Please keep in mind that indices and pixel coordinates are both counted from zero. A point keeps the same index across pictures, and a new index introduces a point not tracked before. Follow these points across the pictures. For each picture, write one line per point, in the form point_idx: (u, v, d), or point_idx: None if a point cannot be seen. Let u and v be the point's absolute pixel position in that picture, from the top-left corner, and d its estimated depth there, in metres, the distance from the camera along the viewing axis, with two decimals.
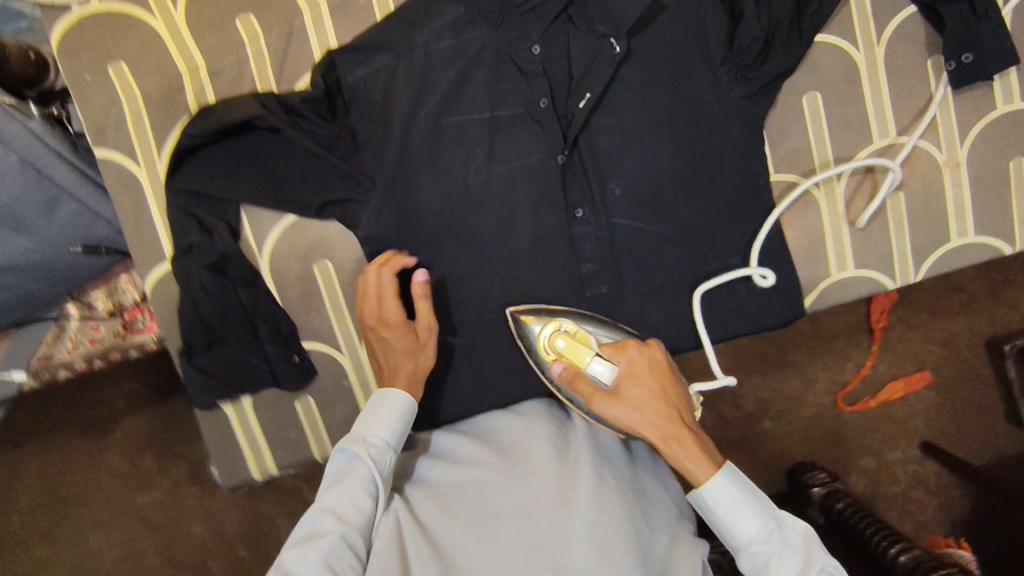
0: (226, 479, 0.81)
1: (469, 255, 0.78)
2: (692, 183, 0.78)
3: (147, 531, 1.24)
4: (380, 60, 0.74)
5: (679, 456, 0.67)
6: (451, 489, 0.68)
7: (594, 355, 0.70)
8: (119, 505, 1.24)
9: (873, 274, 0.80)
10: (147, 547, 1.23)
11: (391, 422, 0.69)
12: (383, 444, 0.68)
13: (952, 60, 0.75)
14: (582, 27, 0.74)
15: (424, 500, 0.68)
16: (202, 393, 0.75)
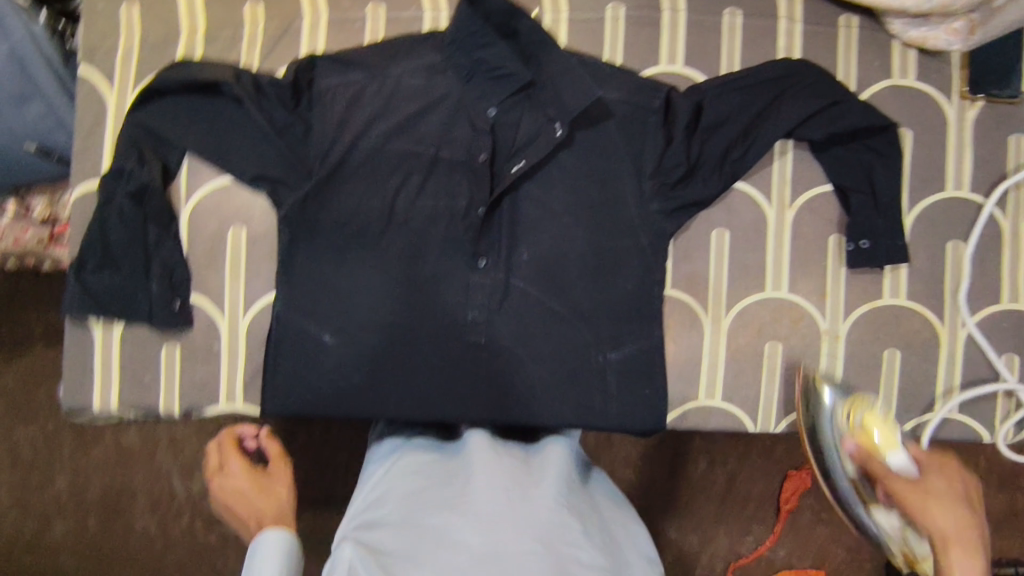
0: (68, 402, 0.81)
1: (375, 268, 0.83)
2: (593, 271, 0.83)
3: (14, 468, 1.49)
4: (353, 75, 0.82)
5: (951, 558, 0.58)
6: (396, 523, 0.69)
7: (903, 449, 0.69)
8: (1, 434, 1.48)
9: (734, 411, 0.84)
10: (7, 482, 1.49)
11: (270, 562, 0.75)
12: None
13: (850, 242, 0.82)
14: (536, 107, 0.82)
15: (372, 532, 0.69)
16: (77, 306, 0.77)
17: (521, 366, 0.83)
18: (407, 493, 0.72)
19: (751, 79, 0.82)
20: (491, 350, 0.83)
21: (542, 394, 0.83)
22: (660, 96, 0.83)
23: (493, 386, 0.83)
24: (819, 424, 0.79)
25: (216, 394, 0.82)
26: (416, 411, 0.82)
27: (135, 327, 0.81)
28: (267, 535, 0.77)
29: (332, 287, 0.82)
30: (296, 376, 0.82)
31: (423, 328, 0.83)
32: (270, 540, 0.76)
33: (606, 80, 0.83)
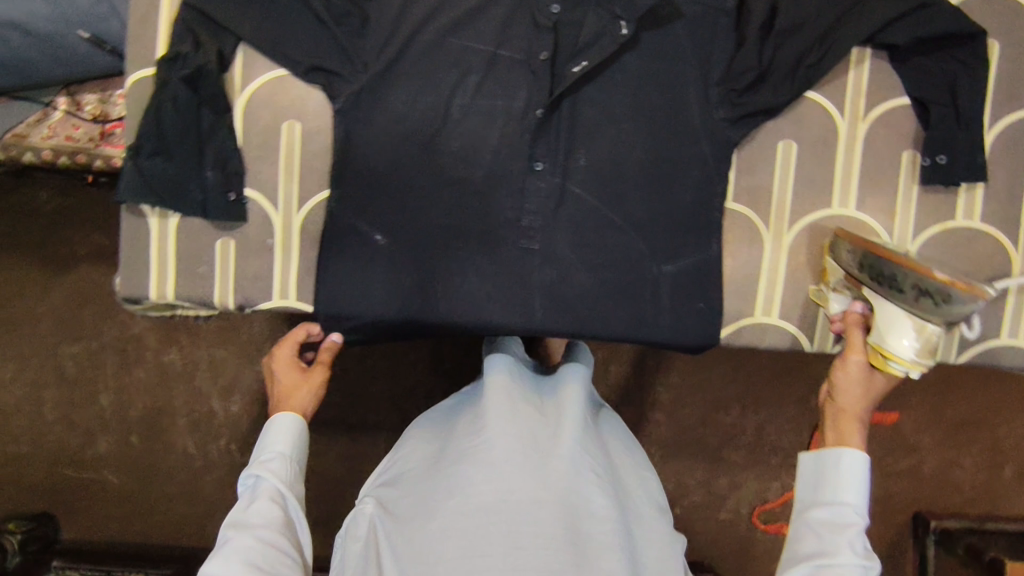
0: (124, 291, 0.81)
1: (427, 168, 0.81)
2: (654, 179, 0.80)
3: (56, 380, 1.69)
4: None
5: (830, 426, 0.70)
6: (410, 485, 0.76)
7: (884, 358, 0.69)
8: (48, 348, 1.68)
9: (790, 329, 0.81)
10: (52, 393, 1.69)
11: (281, 437, 0.80)
12: (281, 450, 0.79)
13: (926, 157, 0.78)
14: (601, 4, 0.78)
15: (390, 496, 0.77)
16: (133, 193, 0.77)
17: (574, 274, 0.81)
18: (424, 460, 0.78)
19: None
20: (543, 255, 0.81)
21: (593, 303, 0.81)
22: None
23: (545, 293, 0.81)
24: (885, 271, 0.67)
25: (268, 289, 0.82)
26: (465, 315, 0.81)
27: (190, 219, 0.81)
28: (286, 419, 0.81)
29: (382, 186, 0.81)
30: (348, 276, 0.81)
31: (476, 231, 0.81)
32: (286, 422, 0.81)
33: None
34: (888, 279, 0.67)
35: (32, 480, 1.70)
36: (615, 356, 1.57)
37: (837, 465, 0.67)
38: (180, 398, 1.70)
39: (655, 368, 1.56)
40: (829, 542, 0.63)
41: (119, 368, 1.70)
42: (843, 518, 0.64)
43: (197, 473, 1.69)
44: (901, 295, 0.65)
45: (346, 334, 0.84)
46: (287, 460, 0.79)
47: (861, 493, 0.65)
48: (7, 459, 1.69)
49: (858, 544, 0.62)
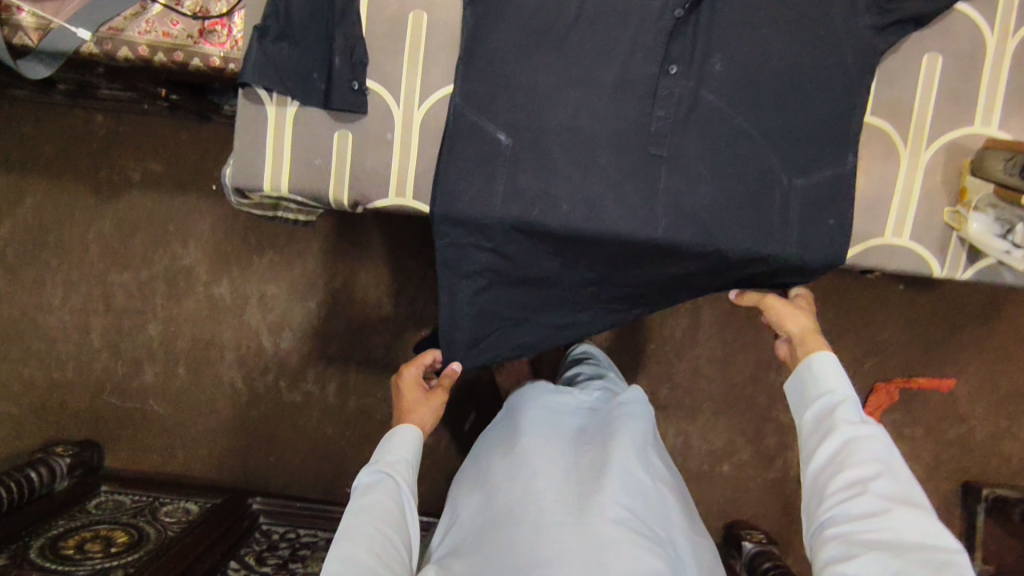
0: (238, 180, 0.79)
1: (556, 67, 0.77)
2: (794, 88, 0.77)
3: (104, 309, 1.67)
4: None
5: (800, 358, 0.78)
6: (472, 524, 0.81)
7: None
8: (96, 276, 1.66)
9: (922, 252, 0.79)
10: (99, 322, 1.67)
11: (397, 447, 0.92)
12: (403, 456, 0.91)
13: None
14: None
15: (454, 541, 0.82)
16: (257, 74, 0.73)
17: (702, 183, 0.78)
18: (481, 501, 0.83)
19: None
20: (672, 164, 0.78)
21: (718, 215, 0.78)
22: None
23: (672, 203, 0.78)
24: None
25: (385, 185, 0.79)
26: (586, 221, 0.78)
27: (310, 109, 0.78)
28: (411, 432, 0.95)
29: (508, 82, 0.77)
30: (468, 176, 0.78)
31: (603, 136, 0.78)
32: (408, 435, 0.94)
33: None
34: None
35: (78, 407, 1.68)
36: (675, 307, 1.54)
37: (812, 372, 0.75)
38: (226, 334, 1.67)
39: (715, 321, 1.54)
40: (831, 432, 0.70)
41: (168, 299, 1.67)
42: (828, 410, 0.72)
43: (244, 408, 1.68)
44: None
45: (459, 240, 0.80)
46: (410, 468, 0.91)
47: (842, 378, 0.74)
48: (53, 385, 1.68)
49: (853, 415, 0.70)
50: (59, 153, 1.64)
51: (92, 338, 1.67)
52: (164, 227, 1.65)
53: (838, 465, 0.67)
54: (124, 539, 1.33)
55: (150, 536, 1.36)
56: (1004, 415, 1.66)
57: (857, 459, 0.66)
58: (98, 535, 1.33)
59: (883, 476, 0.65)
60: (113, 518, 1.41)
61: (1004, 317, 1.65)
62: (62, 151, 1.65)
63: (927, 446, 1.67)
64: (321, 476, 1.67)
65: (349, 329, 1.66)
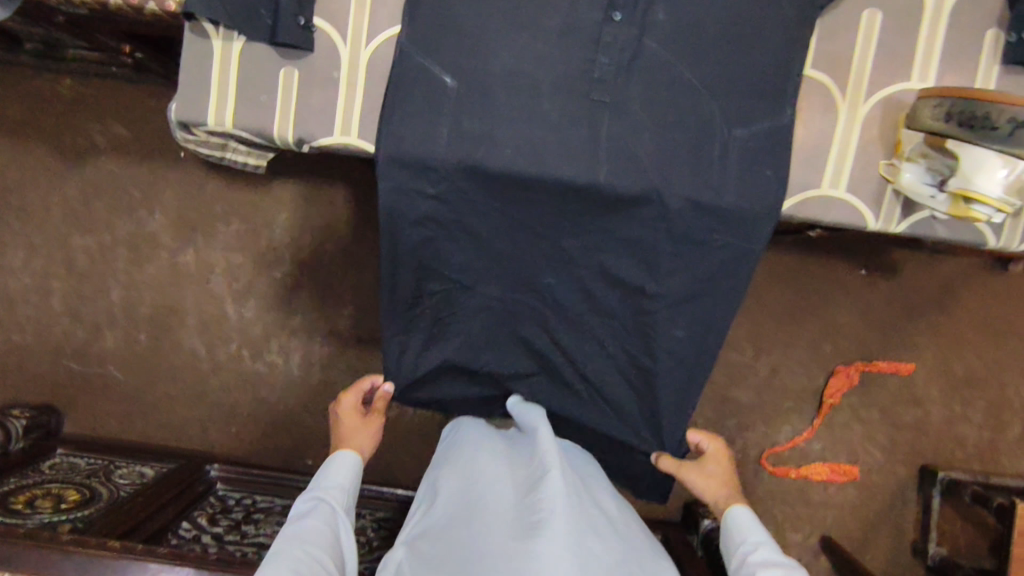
0: (183, 114, 0.79)
1: (502, 11, 0.78)
2: (737, 40, 0.78)
3: (66, 274, 1.65)
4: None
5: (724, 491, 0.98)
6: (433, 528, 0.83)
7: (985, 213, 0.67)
8: (59, 241, 1.65)
9: (857, 205, 0.80)
10: (60, 287, 1.65)
11: (337, 473, 0.95)
12: (337, 481, 0.94)
13: (1011, 34, 0.77)
14: None
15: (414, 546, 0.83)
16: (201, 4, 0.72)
17: (643, 130, 0.79)
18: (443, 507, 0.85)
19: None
20: (614, 110, 0.79)
21: (659, 162, 0.79)
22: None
23: (615, 150, 0.79)
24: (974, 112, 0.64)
25: (331, 124, 0.80)
26: (529, 166, 0.79)
27: (257, 45, 0.78)
28: (347, 458, 0.98)
29: (453, 23, 0.78)
30: (412, 116, 0.78)
31: (548, 82, 0.79)
32: (347, 462, 0.98)
33: None
34: (972, 120, 0.64)
35: (38, 372, 1.67)
36: None
37: (735, 524, 0.93)
38: (188, 302, 1.66)
39: None
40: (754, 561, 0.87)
41: (131, 265, 1.65)
42: (752, 551, 0.88)
43: (205, 376, 1.66)
44: (990, 135, 0.63)
45: (403, 183, 0.80)
46: (345, 492, 0.94)
47: (760, 531, 0.91)
48: (13, 350, 1.66)
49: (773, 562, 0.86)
50: (23, 114, 1.62)
51: (53, 303, 1.65)
52: (128, 192, 1.64)
53: None
54: (74, 497, 1.31)
55: (102, 496, 1.34)
56: (958, 400, 1.68)
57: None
58: (49, 493, 1.32)
59: None
60: (65, 478, 1.39)
61: (960, 303, 1.68)
62: (26, 113, 1.63)
63: (883, 429, 1.69)
64: (280, 445, 1.66)
65: (313, 300, 1.65)
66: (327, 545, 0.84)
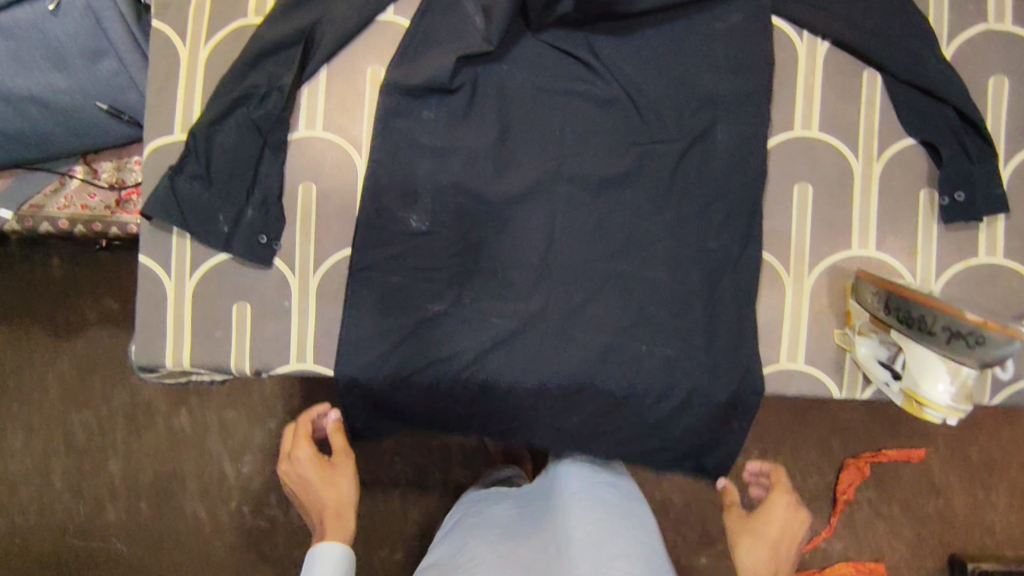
0: (140, 358, 0.81)
1: (443, 225, 0.80)
2: (678, 230, 0.79)
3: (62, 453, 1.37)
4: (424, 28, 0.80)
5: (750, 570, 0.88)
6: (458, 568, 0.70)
7: (942, 420, 0.67)
8: (52, 417, 1.38)
9: (820, 375, 0.80)
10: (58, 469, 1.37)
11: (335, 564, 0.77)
12: None
13: (945, 195, 0.78)
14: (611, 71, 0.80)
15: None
16: (160, 208, 0.78)
17: (598, 320, 0.79)
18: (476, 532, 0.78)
19: (842, 13, 0.78)
20: (594, 294, 0.80)
21: (613, 351, 0.79)
22: (753, 41, 0.79)
23: (585, 278, 0.80)
24: (913, 316, 0.66)
25: (286, 352, 0.81)
26: (562, 326, 0.79)
27: (219, 259, 0.81)
28: None
29: (399, 244, 0.80)
30: (422, 355, 0.80)
31: (507, 265, 0.80)
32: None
33: (700, 40, 0.80)
34: (914, 322, 0.66)
35: None
36: None
37: None
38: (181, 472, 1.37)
39: None
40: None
41: (93, 433, 1.37)
42: None
43: (206, 538, 1.35)
44: (932, 339, 0.65)
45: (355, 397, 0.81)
46: None
47: None
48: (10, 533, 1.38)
49: None
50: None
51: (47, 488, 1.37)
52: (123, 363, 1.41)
53: None
54: None
55: None
56: None
57: None
58: None
59: None
60: None
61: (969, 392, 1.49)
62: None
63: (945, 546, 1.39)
64: None
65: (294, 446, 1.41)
66: None
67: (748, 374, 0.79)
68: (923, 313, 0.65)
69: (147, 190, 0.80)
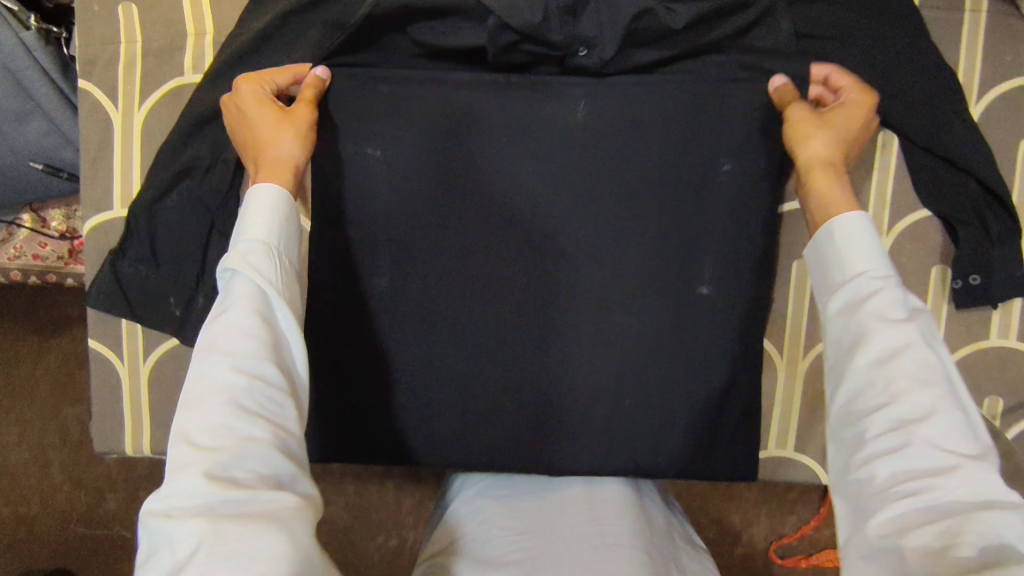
0: (100, 444, 0.78)
1: (406, 310, 0.72)
2: (667, 319, 0.71)
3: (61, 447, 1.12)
4: (380, 91, 0.69)
5: None
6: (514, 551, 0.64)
7: None
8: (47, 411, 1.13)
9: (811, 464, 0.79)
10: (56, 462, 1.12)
11: None
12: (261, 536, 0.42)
13: (958, 278, 0.71)
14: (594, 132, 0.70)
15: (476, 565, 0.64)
16: (104, 295, 0.71)
17: (579, 410, 0.73)
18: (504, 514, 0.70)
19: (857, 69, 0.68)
20: (577, 378, 0.72)
21: (599, 446, 0.73)
22: None
23: (569, 365, 0.72)
24: None
25: None
26: (538, 423, 0.73)
27: (172, 344, 0.76)
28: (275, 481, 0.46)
29: (361, 329, 0.73)
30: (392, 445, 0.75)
31: (479, 351, 0.72)
32: (236, 330, 0.49)
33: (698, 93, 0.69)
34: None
35: None
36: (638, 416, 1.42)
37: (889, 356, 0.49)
38: None
39: None
40: (879, 425, 0.47)
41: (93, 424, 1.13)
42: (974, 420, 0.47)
43: None
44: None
45: None
46: (260, 250, 0.54)
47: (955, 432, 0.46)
48: None
49: (968, 476, 0.44)
50: None
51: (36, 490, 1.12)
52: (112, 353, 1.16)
53: (886, 396, 0.48)
54: None
55: None
56: None
57: (910, 413, 0.47)
58: None
59: (934, 412, 0.46)
60: None
61: None
62: None
63: None
64: None
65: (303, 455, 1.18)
66: (249, 315, 0.51)
67: (733, 464, 0.75)
68: None
69: (91, 274, 0.74)
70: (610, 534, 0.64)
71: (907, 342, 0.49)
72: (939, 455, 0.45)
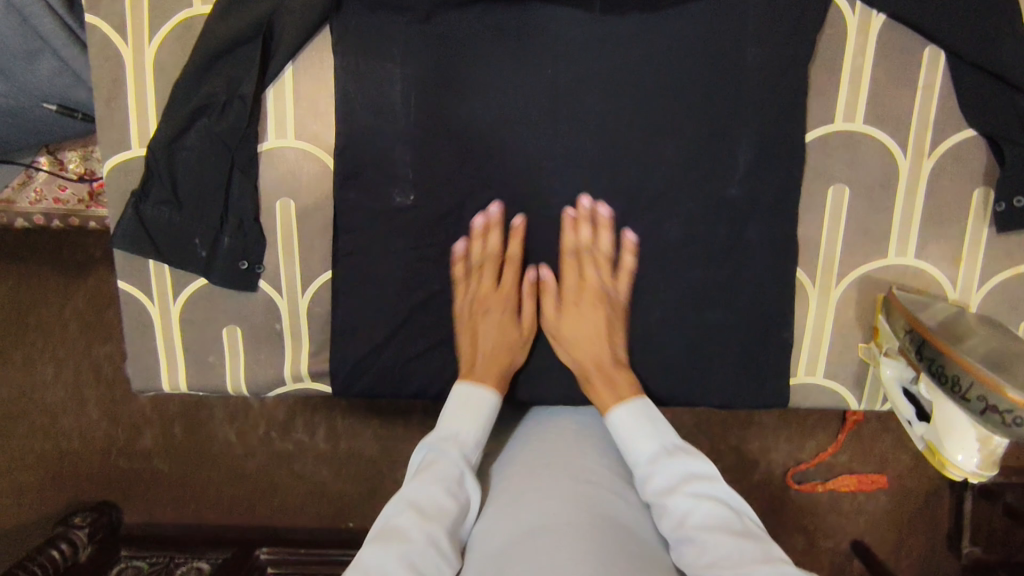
0: (137, 384, 0.79)
1: (434, 244, 0.72)
2: (697, 247, 0.71)
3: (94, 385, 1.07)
4: (405, 30, 0.69)
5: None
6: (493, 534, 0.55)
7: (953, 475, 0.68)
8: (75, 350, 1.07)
9: (837, 388, 0.75)
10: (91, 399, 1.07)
11: None
12: None
13: (1001, 200, 0.70)
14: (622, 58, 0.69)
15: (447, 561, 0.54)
16: (130, 239, 0.71)
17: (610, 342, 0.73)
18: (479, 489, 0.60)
19: None
20: (607, 312, 0.72)
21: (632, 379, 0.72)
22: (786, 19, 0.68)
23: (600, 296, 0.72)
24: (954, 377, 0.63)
25: (282, 376, 0.78)
26: None
27: (202, 284, 0.76)
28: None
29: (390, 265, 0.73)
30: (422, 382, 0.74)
31: (507, 283, 0.72)
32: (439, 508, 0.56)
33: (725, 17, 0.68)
34: (946, 380, 0.64)
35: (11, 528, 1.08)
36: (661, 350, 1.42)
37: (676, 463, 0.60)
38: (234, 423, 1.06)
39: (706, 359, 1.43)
40: (687, 533, 0.55)
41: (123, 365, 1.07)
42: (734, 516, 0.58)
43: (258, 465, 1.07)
44: (964, 404, 0.63)
45: None
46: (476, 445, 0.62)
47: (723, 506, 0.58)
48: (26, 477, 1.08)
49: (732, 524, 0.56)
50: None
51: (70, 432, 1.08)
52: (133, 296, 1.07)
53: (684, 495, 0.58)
54: None
55: None
56: None
57: (694, 491, 0.58)
58: None
59: (712, 497, 0.57)
60: None
61: None
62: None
63: None
64: None
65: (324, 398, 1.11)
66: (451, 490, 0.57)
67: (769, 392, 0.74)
68: (958, 375, 0.63)
69: (115, 217, 0.73)
70: (554, 516, 0.55)
71: (677, 468, 0.60)
72: (722, 529, 0.55)
